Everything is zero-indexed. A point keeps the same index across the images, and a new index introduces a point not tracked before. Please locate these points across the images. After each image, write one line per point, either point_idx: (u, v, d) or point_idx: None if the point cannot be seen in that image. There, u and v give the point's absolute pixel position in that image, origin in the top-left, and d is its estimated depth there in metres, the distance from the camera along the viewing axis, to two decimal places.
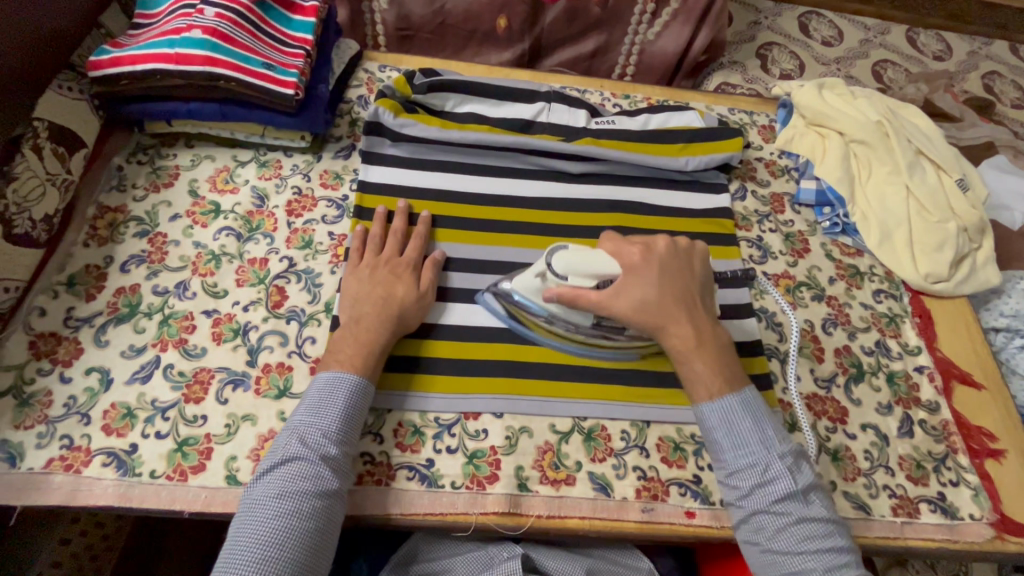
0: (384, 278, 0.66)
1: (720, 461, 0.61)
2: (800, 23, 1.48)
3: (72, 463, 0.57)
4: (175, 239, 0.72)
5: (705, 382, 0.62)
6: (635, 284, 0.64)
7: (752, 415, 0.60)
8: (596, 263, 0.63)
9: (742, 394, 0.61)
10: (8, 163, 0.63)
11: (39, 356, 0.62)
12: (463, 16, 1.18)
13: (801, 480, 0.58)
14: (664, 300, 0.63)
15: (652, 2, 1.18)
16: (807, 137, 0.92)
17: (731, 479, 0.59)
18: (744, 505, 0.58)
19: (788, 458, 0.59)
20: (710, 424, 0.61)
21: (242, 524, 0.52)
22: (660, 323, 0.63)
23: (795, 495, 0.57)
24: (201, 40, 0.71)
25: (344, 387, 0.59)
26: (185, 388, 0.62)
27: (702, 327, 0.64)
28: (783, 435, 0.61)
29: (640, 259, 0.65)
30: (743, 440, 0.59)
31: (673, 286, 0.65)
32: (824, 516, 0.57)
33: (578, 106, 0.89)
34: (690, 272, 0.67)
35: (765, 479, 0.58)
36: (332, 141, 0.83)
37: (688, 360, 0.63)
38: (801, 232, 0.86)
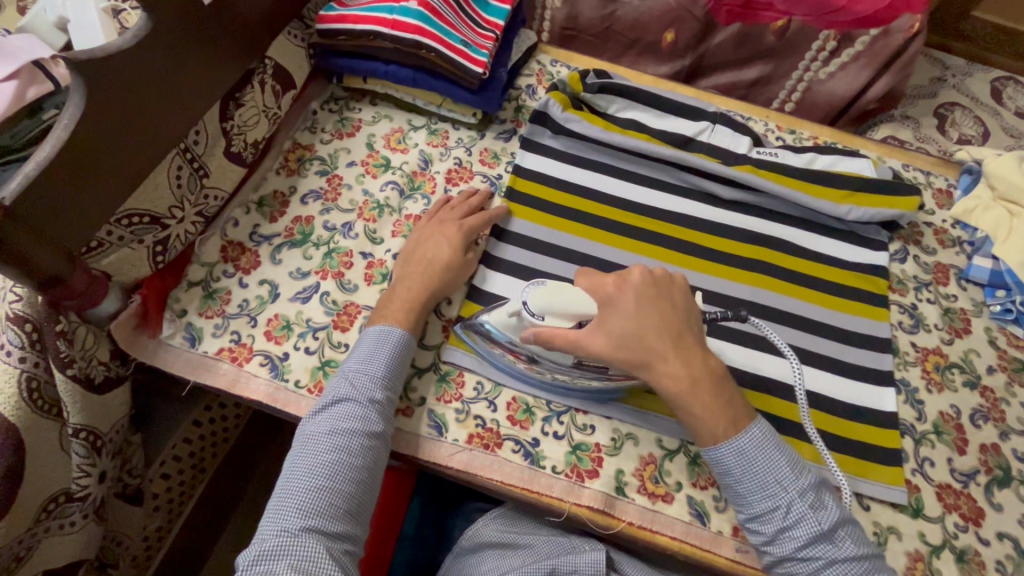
0: (435, 240, 0.70)
1: (741, 504, 0.58)
2: (993, 87, 1.33)
3: (237, 356, 0.65)
4: (349, 183, 0.79)
5: (708, 426, 0.58)
6: (608, 317, 0.60)
7: (767, 452, 0.57)
8: (576, 302, 0.60)
9: (749, 434, 0.57)
10: (240, 91, 0.72)
11: (226, 259, 0.71)
12: (632, 25, 1.19)
13: (824, 516, 0.55)
14: (644, 331, 0.59)
15: (834, 40, 1.10)
16: (992, 211, 0.84)
17: (757, 527, 0.57)
18: (773, 552, 0.56)
19: (809, 495, 0.56)
20: (725, 467, 0.58)
21: (299, 455, 0.55)
22: (643, 361, 0.58)
23: (825, 536, 0.54)
24: (415, 11, 0.77)
25: (391, 339, 0.62)
26: (336, 316, 0.69)
27: (692, 363, 0.59)
28: (800, 466, 0.57)
29: (614, 291, 0.61)
30: (761, 483, 0.56)
31: (654, 317, 0.60)
32: (856, 553, 0.54)
33: (743, 132, 0.87)
34: (669, 302, 0.61)
35: (786, 524, 0.55)
36: (496, 123, 0.88)
37: (686, 403, 0.58)
38: (964, 310, 0.79)
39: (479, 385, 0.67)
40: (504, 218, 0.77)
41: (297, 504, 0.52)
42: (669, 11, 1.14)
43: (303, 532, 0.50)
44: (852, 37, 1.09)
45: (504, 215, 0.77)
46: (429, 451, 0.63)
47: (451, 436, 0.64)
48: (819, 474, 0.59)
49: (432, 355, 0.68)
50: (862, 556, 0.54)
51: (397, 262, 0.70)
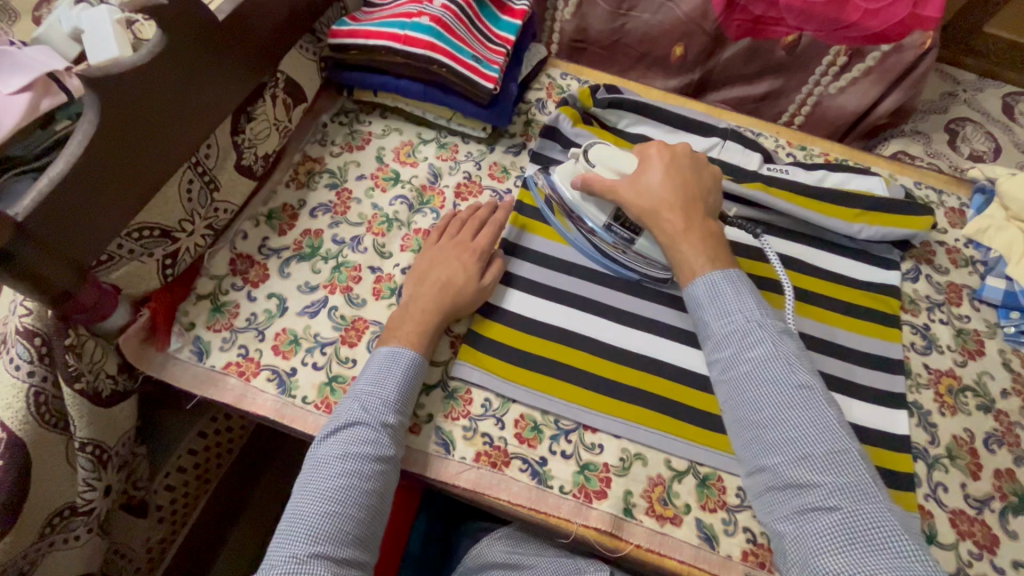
0: (450, 261, 0.69)
1: (707, 334, 0.63)
2: (1005, 103, 1.32)
3: (244, 371, 0.65)
4: (358, 197, 0.79)
5: (690, 262, 0.66)
6: (643, 173, 0.70)
7: (736, 289, 0.63)
8: (622, 162, 0.71)
9: (723, 272, 0.64)
10: (252, 105, 0.72)
11: (235, 273, 0.71)
12: (642, 38, 1.19)
13: (781, 346, 0.59)
14: (665, 186, 0.68)
15: (845, 55, 1.10)
16: (1006, 231, 0.83)
17: (717, 354, 0.62)
18: (728, 378, 0.61)
19: (771, 329, 0.61)
20: (698, 302, 0.64)
21: (310, 478, 0.55)
22: (652, 209, 0.68)
23: (778, 362, 0.59)
24: (427, 27, 0.78)
25: (402, 361, 0.62)
26: (344, 331, 0.69)
27: (694, 218, 0.67)
28: (767, 309, 0.62)
29: (655, 154, 0.71)
30: (725, 309, 0.62)
31: (680, 178, 0.69)
32: (812, 386, 0.57)
33: (753, 148, 0.86)
34: (693, 175, 0.70)
35: (744, 347, 0.60)
36: (506, 137, 0.88)
37: (676, 244, 0.67)
38: (977, 332, 0.78)
39: (487, 402, 0.66)
40: (516, 235, 0.77)
41: (307, 529, 0.51)
42: (679, 25, 1.13)
43: (311, 558, 0.50)
44: (863, 53, 1.08)
45: (516, 231, 0.77)
46: (435, 469, 0.62)
47: (458, 453, 0.63)
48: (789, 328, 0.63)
49: (441, 371, 0.68)
50: (812, 391, 0.57)
51: (408, 279, 0.70)
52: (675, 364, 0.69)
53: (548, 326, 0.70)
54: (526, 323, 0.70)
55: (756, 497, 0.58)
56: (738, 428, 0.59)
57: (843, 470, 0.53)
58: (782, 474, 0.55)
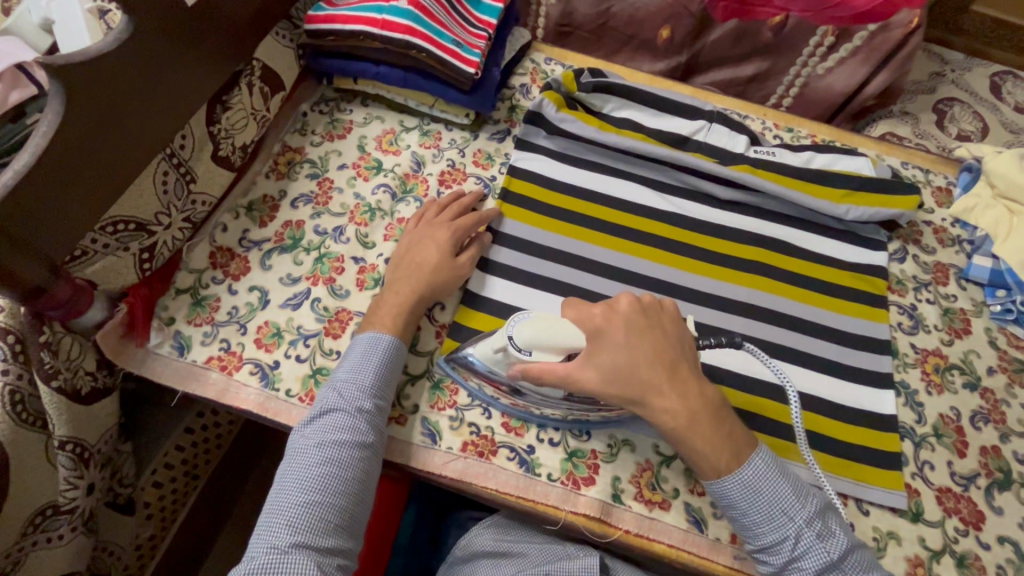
0: (426, 244, 0.68)
1: (748, 536, 0.57)
2: (992, 82, 1.31)
3: (226, 365, 0.64)
4: (339, 186, 0.78)
5: (710, 460, 0.56)
6: (596, 351, 0.56)
7: (771, 482, 0.56)
8: (563, 336, 0.56)
9: (751, 465, 0.56)
10: (227, 94, 0.70)
11: (215, 266, 0.70)
12: (628, 21, 1.17)
13: (833, 545, 0.54)
14: (636, 364, 0.56)
15: (832, 36, 1.09)
16: (992, 209, 0.83)
17: (765, 557, 0.56)
18: None
19: (817, 524, 0.55)
20: (730, 502, 0.56)
21: (289, 468, 0.54)
22: (637, 397, 0.56)
23: (836, 565, 0.53)
24: (405, 11, 0.76)
25: (380, 347, 0.61)
26: (327, 322, 0.68)
27: (687, 392, 0.57)
28: (804, 491, 0.56)
29: (602, 320, 0.58)
30: (767, 517, 0.55)
31: (646, 346, 0.57)
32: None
33: (740, 131, 0.85)
34: (661, 332, 0.59)
35: (795, 555, 0.54)
36: (490, 123, 0.86)
37: (684, 439, 0.56)
38: (964, 311, 0.78)
39: (473, 391, 0.66)
40: (497, 219, 0.76)
41: (286, 520, 0.51)
42: (665, 7, 1.12)
43: (291, 549, 0.49)
44: (851, 32, 1.08)
45: (500, 217, 0.76)
46: (422, 460, 0.62)
47: (445, 443, 0.63)
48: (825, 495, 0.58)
49: (426, 361, 0.67)
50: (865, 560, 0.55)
51: (388, 268, 0.68)
52: None
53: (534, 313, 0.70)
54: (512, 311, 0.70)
55: None
56: None
57: None
58: None
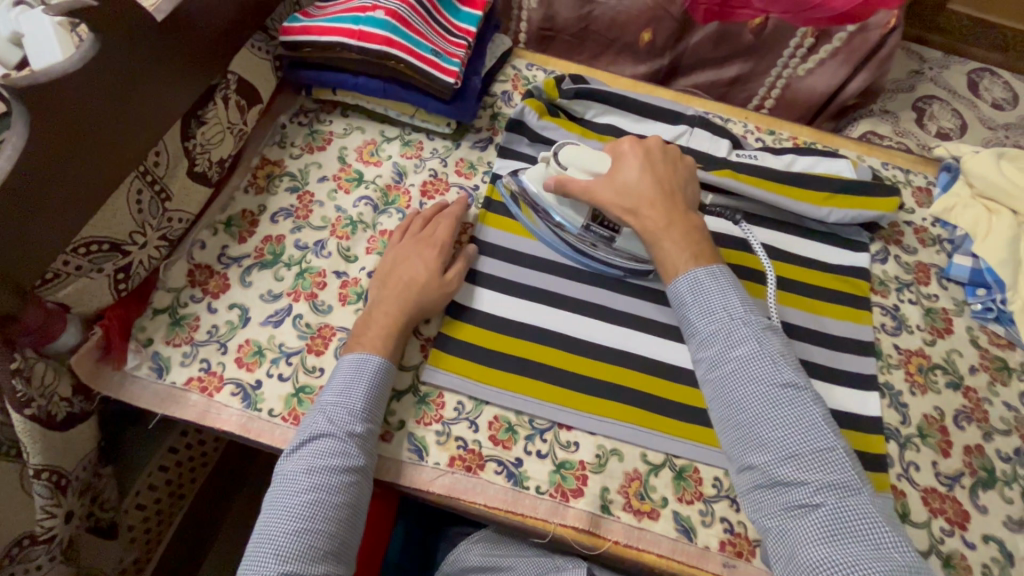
0: (414, 261, 0.68)
1: (691, 330, 0.63)
2: (969, 79, 1.33)
3: (207, 386, 0.63)
4: (320, 199, 0.77)
5: (674, 260, 0.64)
6: (618, 169, 0.68)
7: (721, 284, 0.62)
8: (595, 162, 0.69)
9: (709, 270, 0.63)
10: (202, 108, 0.69)
11: (194, 284, 0.69)
12: (610, 25, 1.17)
13: (768, 346, 0.59)
14: (643, 181, 0.67)
15: (812, 37, 1.09)
16: (971, 209, 0.84)
17: (702, 353, 0.62)
18: (713, 380, 0.60)
19: (756, 328, 0.60)
20: (682, 300, 0.64)
21: (278, 496, 0.54)
22: (633, 207, 0.66)
23: (764, 361, 0.58)
24: (383, 21, 0.75)
25: (369, 368, 0.60)
26: (309, 339, 0.67)
27: (675, 215, 0.66)
28: (754, 308, 0.62)
29: (628, 150, 0.70)
30: (709, 307, 0.62)
31: (657, 173, 0.68)
32: (796, 383, 0.57)
33: (722, 135, 0.86)
34: (668, 167, 0.69)
35: (729, 345, 0.60)
36: (472, 132, 0.86)
37: (658, 240, 0.65)
38: (945, 310, 0.79)
39: (460, 405, 0.65)
40: (482, 230, 0.75)
41: (275, 549, 0.50)
42: (646, 11, 1.12)
43: None
44: (830, 33, 1.08)
45: (485, 228, 0.76)
46: (408, 477, 0.61)
47: (432, 459, 0.62)
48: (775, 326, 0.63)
49: (411, 375, 0.67)
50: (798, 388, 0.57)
51: (374, 283, 0.68)
52: (650, 357, 0.69)
53: (520, 324, 0.69)
54: (498, 323, 0.69)
55: (744, 495, 0.57)
56: (724, 430, 0.59)
57: (828, 464, 0.53)
58: (768, 472, 0.55)
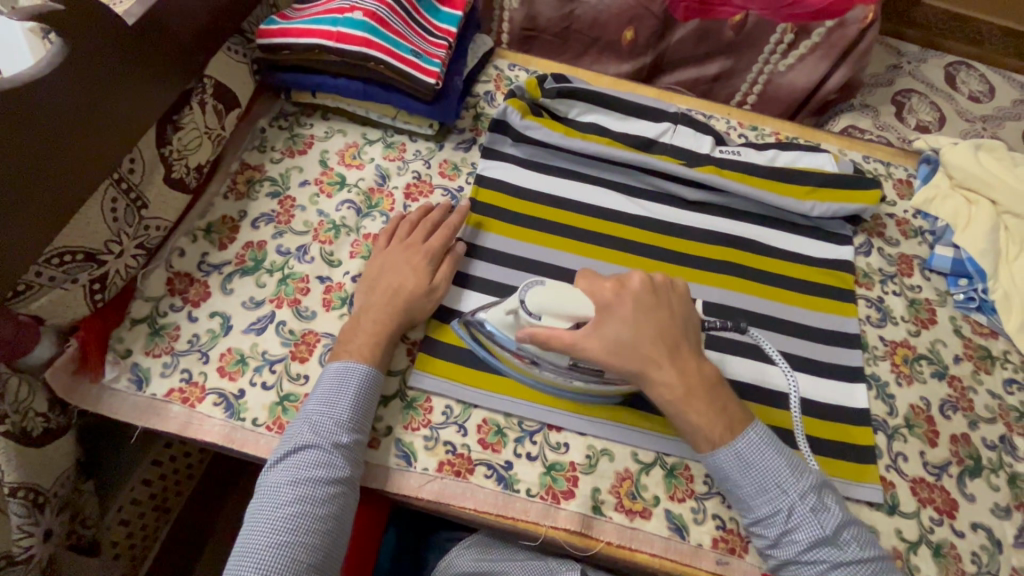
0: (401, 267, 0.67)
1: (742, 508, 0.58)
2: (946, 73, 1.35)
3: (188, 397, 0.62)
4: (302, 204, 0.76)
5: (706, 432, 0.58)
6: (604, 321, 0.58)
7: (767, 457, 0.57)
8: (573, 303, 0.58)
9: (744, 438, 0.58)
10: (178, 113, 0.68)
11: (173, 293, 0.68)
12: (592, 24, 1.17)
13: (827, 520, 0.55)
14: (640, 339, 0.58)
15: (791, 33, 1.10)
16: (951, 199, 0.85)
17: (760, 531, 0.58)
18: (776, 555, 0.57)
19: (810, 499, 0.56)
20: (726, 475, 0.58)
21: (261, 507, 0.53)
22: (640, 369, 0.57)
23: (827, 540, 0.55)
24: (361, 22, 0.75)
25: (355, 377, 0.59)
26: (293, 346, 0.66)
27: (684, 363, 0.59)
28: (801, 467, 0.58)
29: (613, 293, 0.59)
30: (760, 490, 0.57)
31: (656, 319, 0.59)
32: (863, 556, 0.55)
33: (705, 131, 0.86)
34: (668, 308, 0.61)
35: (788, 527, 0.55)
36: (455, 133, 0.85)
37: (680, 411, 0.58)
38: (929, 301, 0.80)
39: (448, 409, 0.64)
40: (468, 231, 0.75)
41: (259, 564, 0.49)
42: (627, 9, 1.12)
43: None
44: (809, 29, 1.09)
45: (472, 230, 0.75)
46: (397, 483, 0.61)
47: (421, 465, 0.61)
48: (821, 473, 0.59)
49: (398, 380, 0.66)
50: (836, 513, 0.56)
51: (360, 289, 0.67)
52: None
53: None
54: None
55: None
56: None
57: None
58: None
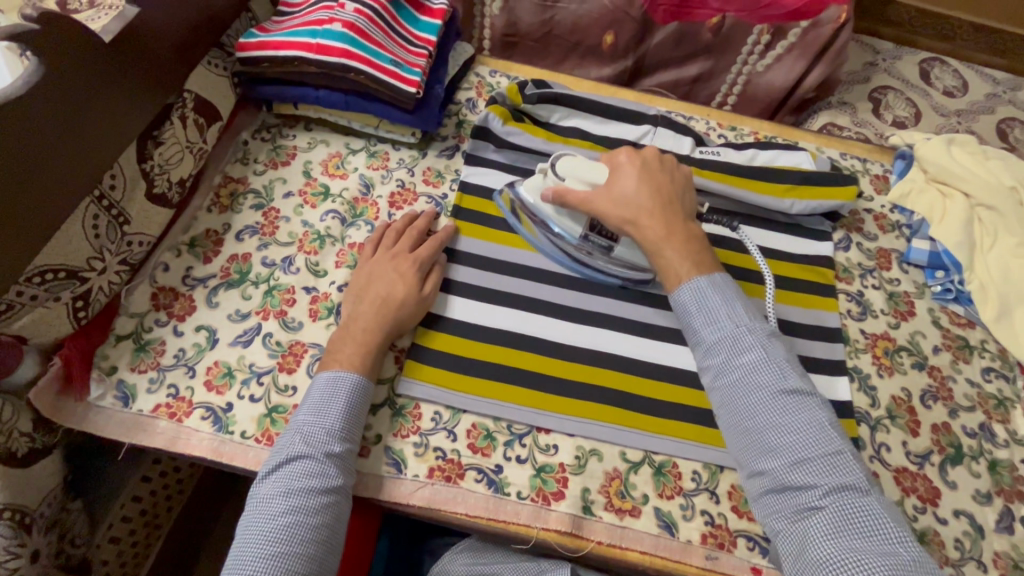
0: (390, 275, 0.67)
1: (698, 339, 0.65)
2: (921, 69, 1.38)
3: (175, 412, 0.62)
4: (286, 215, 0.76)
5: (674, 268, 0.66)
6: (615, 183, 0.70)
7: (723, 295, 0.64)
8: (592, 171, 0.70)
9: (711, 280, 0.65)
10: (159, 128, 0.68)
11: (158, 307, 0.67)
12: (572, 29, 1.18)
13: (772, 355, 0.60)
14: (640, 194, 0.68)
15: (768, 34, 1.12)
16: (926, 193, 0.87)
17: (710, 357, 0.63)
18: (720, 386, 0.62)
19: (760, 334, 0.62)
20: (686, 308, 0.65)
21: (254, 519, 0.53)
22: (632, 218, 0.68)
23: (768, 368, 0.60)
24: (340, 34, 0.75)
25: (345, 386, 0.60)
26: (280, 358, 0.66)
27: (673, 223, 0.68)
28: (755, 313, 0.64)
29: (625, 161, 0.71)
30: (714, 316, 0.63)
31: (653, 182, 0.70)
32: (801, 390, 0.59)
33: (684, 133, 0.87)
34: (667, 179, 0.71)
35: (737, 351, 0.61)
36: (438, 140, 0.86)
37: (660, 250, 0.67)
38: (907, 293, 0.81)
39: (437, 415, 0.65)
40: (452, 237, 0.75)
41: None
42: (607, 14, 1.14)
43: None
44: (785, 30, 1.11)
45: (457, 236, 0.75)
46: (388, 490, 0.61)
47: (411, 471, 0.62)
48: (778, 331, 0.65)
49: (387, 388, 0.66)
50: (804, 394, 0.59)
51: (348, 298, 0.67)
52: (624, 355, 0.69)
53: (494, 330, 0.69)
54: (471, 329, 0.69)
55: (756, 499, 0.58)
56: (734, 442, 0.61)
57: (838, 468, 0.54)
58: (777, 477, 0.56)
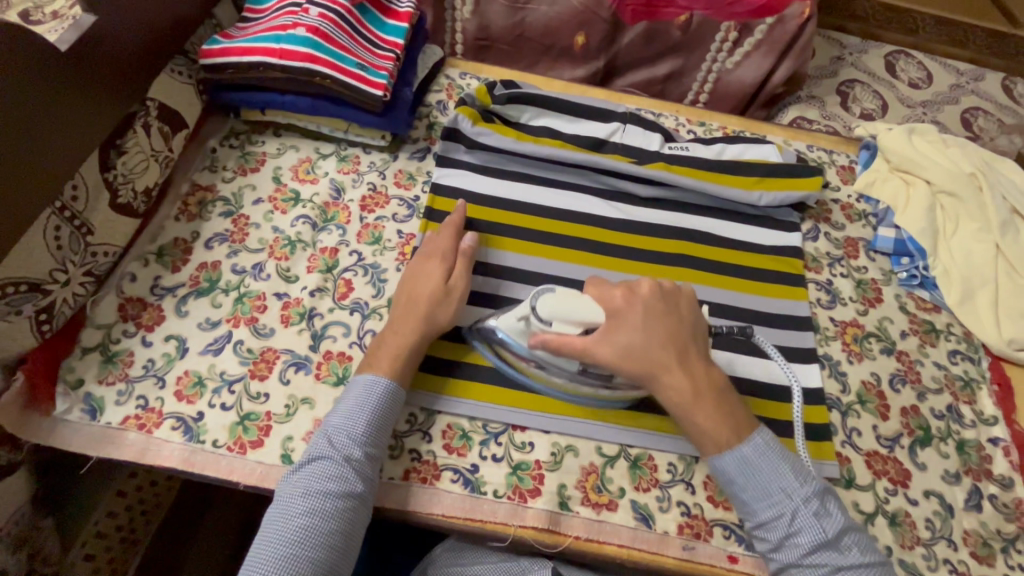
0: (417, 277, 0.66)
1: (747, 513, 0.59)
2: (886, 62, 1.41)
3: (145, 423, 0.61)
4: (256, 222, 0.75)
5: (713, 436, 0.59)
6: (615, 331, 0.59)
7: (770, 462, 0.58)
8: (586, 312, 0.59)
9: (751, 443, 0.59)
10: (121, 137, 0.67)
11: (126, 318, 0.67)
12: (544, 31, 1.19)
13: (829, 525, 0.56)
14: (651, 344, 0.59)
15: (735, 31, 1.14)
16: (890, 182, 0.89)
17: (763, 534, 0.58)
18: (777, 558, 0.57)
19: (814, 500, 0.57)
20: (730, 478, 0.59)
21: (273, 517, 0.53)
22: (649, 374, 0.59)
23: (827, 545, 0.55)
24: (304, 38, 0.75)
25: (379, 392, 0.59)
26: (252, 365, 0.65)
27: (696, 376, 0.60)
28: (803, 473, 0.59)
29: (624, 304, 0.61)
30: (764, 492, 0.58)
31: (665, 326, 0.61)
32: (865, 561, 0.55)
33: (653, 129, 0.88)
34: (677, 315, 0.62)
35: (791, 531, 0.56)
36: (409, 143, 0.86)
37: (688, 413, 0.59)
38: (874, 281, 0.83)
39: (412, 417, 0.65)
40: None
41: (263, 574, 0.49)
42: (577, 14, 1.15)
43: None
44: (751, 26, 1.13)
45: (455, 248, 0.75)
46: None
47: (386, 474, 0.61)
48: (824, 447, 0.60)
49: None
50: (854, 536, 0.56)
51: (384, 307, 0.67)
52: None
53: (468, 330, 0.69)
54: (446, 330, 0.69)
55: None
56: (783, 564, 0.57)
57: None
58: None
